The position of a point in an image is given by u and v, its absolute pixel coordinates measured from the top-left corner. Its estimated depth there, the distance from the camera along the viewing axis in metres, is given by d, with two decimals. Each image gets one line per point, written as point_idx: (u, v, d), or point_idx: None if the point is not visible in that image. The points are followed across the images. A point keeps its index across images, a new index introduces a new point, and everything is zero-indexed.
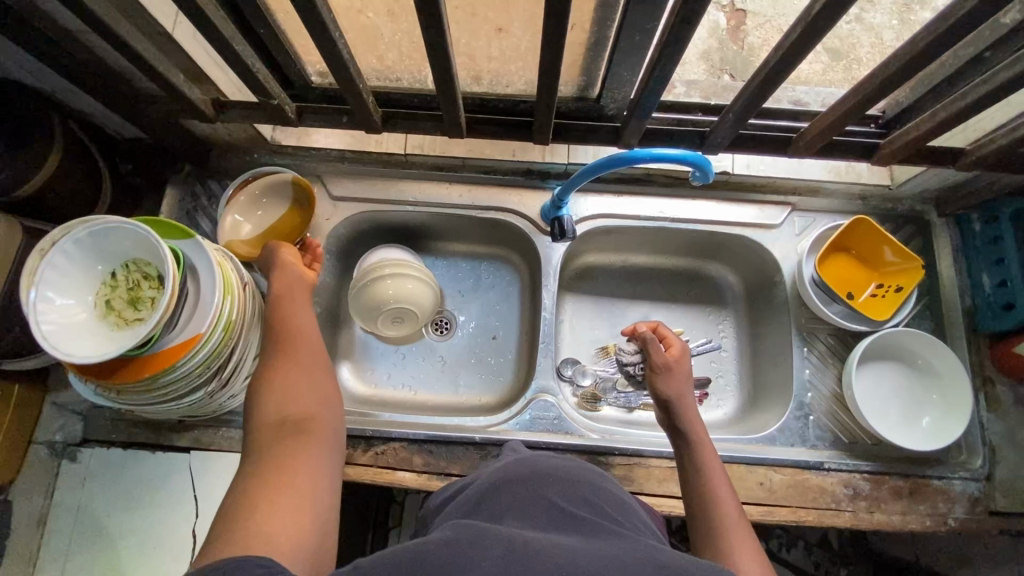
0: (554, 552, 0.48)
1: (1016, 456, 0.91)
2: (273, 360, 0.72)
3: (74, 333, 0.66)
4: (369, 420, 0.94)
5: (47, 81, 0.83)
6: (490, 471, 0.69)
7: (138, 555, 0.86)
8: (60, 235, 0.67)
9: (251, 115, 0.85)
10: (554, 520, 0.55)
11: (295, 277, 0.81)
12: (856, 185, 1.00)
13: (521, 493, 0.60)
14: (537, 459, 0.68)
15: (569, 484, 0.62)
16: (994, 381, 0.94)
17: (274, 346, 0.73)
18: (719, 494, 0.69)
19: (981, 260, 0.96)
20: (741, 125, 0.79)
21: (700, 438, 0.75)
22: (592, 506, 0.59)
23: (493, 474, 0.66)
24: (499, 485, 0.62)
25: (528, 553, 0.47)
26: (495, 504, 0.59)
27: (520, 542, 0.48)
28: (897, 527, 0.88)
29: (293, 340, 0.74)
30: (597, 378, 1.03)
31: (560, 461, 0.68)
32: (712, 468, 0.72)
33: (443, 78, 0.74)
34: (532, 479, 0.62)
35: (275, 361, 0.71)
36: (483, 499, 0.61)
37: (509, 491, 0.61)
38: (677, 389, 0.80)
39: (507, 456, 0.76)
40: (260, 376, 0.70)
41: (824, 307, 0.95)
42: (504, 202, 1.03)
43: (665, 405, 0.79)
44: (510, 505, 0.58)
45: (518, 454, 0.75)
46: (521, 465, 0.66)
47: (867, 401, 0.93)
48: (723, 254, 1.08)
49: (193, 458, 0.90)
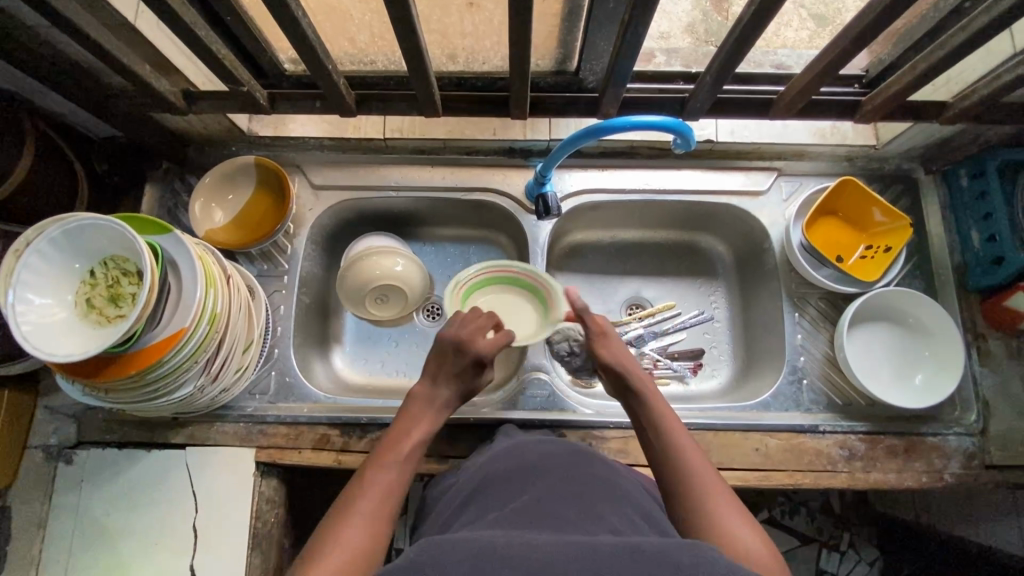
0: (527, 546, 0.49)
1: (1010, 409, 0.91)
2: (340, 512, 0.64)
3: (55, 332, 0.66)
4: (364, 407, 0.93)
5: (14, 81, 0.82)
6: (474, 469, 0.74)
7: (140, 551, 0.87)
8: (35, 234, 0.66)
9: (221, 106, 0.83)
10: (533, 518, 0.58)
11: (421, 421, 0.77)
12: (842, 147, 0.99)
13: (501, 493, 0.64)
14: (526, 448, 0.73)
15: (557, 476, 0.65)
16: (986, 336, 0.94)
17: (353, 492, 0.66)
18: (688, 456, 0.68)
19: (970, 217, 0.95)
20: (719, 88, 0.77)
21: (657, 403, 0.76)
22: (577, 498, 0.61)
23: (484, 467, 0.72)
24: (483, 484, 0.68)
25: (503, 551, 0.48)
26: (478, 501, 0.65)
27: (498, 543, 0.50)
28: (894, 485, 0.88)
29: (372, 493, 0.66)
30: (574, 368, 1.01)
31: (548, 449, 0.72)
32: (679, 432, 0.72)
33: (413, 56, 0.73)
34: (515, 475, 0.67)
35: (346, 512, 0.63)
36: (470, 499, 0.66)
37: (492, 492, 0.65)
38: (614, 351, 0.83)
39: (500, 442, 0.80)
40: (325, 525, 0.62)
41: (814, 270, 0.95)
42: (487, 181, 1.02)
43: (609, 370, 0.81)
44: (494, 500, 0.63)
45: (509, 440, 0.79)
46: (508, 458, 0.72)
47: (858, 362, 0.94)
48: (713, 224, 1.07)
49: (189, 455, 0.90)
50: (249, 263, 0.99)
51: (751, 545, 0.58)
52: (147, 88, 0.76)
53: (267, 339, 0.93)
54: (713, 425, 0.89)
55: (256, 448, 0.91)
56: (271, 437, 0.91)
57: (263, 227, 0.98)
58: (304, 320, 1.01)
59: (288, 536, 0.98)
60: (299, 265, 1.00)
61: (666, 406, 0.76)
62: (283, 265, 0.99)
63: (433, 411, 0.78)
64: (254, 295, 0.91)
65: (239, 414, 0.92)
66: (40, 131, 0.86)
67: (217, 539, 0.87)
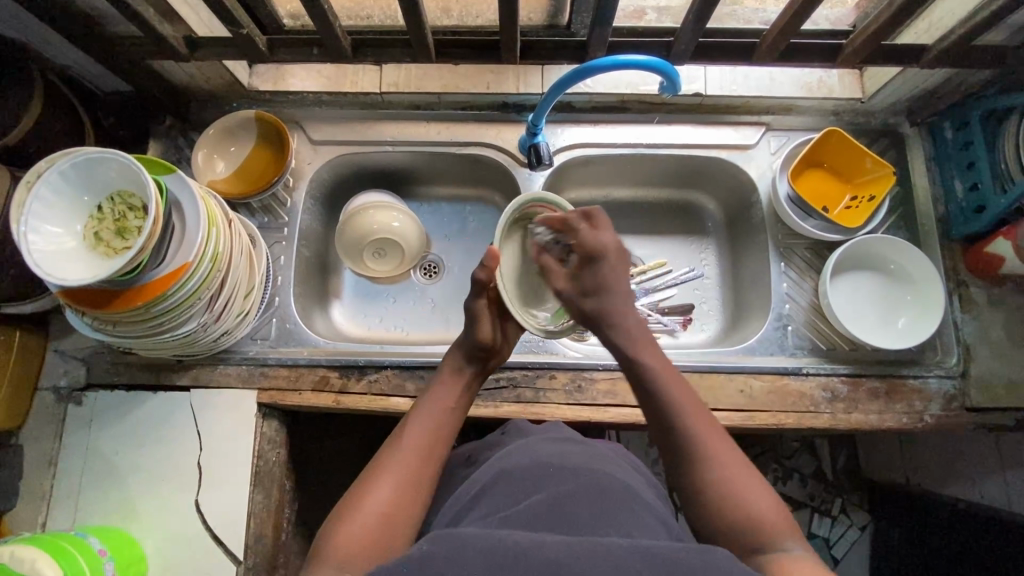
0: (540, 548, 0.48)
1: (991, 353, 0.93)
2: (389, 451, 0.68)
3: (62, 260, 0.69)
4: (363, 351, 0.97)
5: (23, 30, 0.85)
6: (489, 462, 0.71)
7: (148, 487, 0.91)
8: (45, 166, 0.69)
9: (223, 52, 0.86)
10: (548, 518, 0.56)
11: (459, 375, 0.78)
12: (829, 100, 1.01)
13: (514, 488, 0.62)
14: (534, 447, 0.70)
15: (569, 471, 0.63)
16: (968, 284, 0.96)
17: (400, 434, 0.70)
18: (702, 430, 0.65)
19: (953, 166, 0.96)
20: (702, 28, 0.79)
21: (661, 365, 0.70)
22: (591, 492, 0.60)
23: (498, 462, 0.69)
24: (495, 478, 0.65)
25: (517, 552, 0.47)
26: (487, 499, 0.62)
27: (512, 546, 0.48)
28: (875, 426, 0.91)
29: (420, 438, 0.69)
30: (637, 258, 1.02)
31: (561, 449, 0.70)
32: (689, 400, 0.68)
33: (407, 2, 0.76)
34: (528, 472, 0.64)
35: (394, 449, 0.68)
36: (479, 496, 0.63)
37: (506, 485, 0.63)
38: (592, 286, 0.71)
39: (515, 439, 0.78)
40: (375, 461, 0.67)
41: (801, 221, 0.97)
42: (481, 137, 1.04)
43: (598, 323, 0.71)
44: (508, 498, 0.60)
45: (521, 438, 0.77)
46: (520, 454, 0.69)
47: (841, 307, 0.96)
48: (703, 181, 1.10)
49: (194, 396, 0.93)
50: (249, 216, 1.02)
51: (772, 513, 0.60)
52: (150, 31, 0.79)
53: (268, 287, 0.96)
54: (700, 368, 0.92)
55: (258, 390, 0.94)
56: (271, 379, 0.95)
57: (262, 179, 1.00)
58: (304, 273, 1.04)
59: (291, 481, 1.02)
60: (298, 218, 1.03)
61: (668, 367, 0.70)
62: (283, 218, 1.02)
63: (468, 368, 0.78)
64: (255, 244, 0.94)
65: (241, 357, 0.95)
66: (49, 81, 0.89)
67: (222, 476, 0.91)
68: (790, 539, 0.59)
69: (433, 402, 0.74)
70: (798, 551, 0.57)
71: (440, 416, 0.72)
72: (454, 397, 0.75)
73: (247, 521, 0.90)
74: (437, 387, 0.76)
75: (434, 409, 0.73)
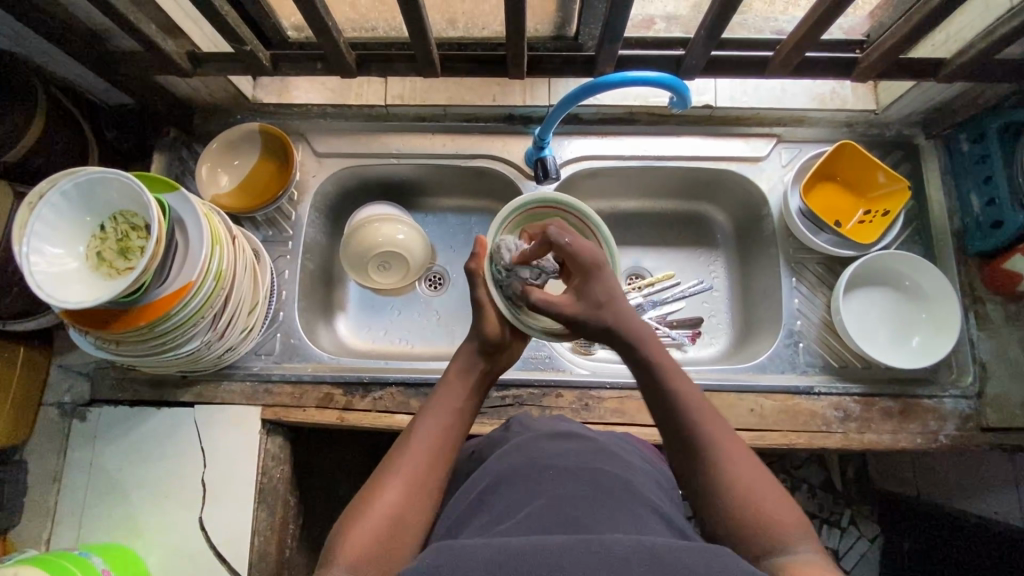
0: (539, 553, 0.47)
1: (1008, 372, 0.91)
2: (399, 450, 0.67)
3: (65, 279, 0.68)
4: (367, 367, 0.96)
5: (27, 47, 0.84)
6: (487, 462, 0.70)
7: (152, 503, 0.90)
8: (47, 187, 0.69)
9: (227, 67, 0.85)
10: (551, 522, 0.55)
11: (467, 373, 0.76)
12: (842, 112, 0.99)
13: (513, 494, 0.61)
14: (538, 445, 0.69)
15: None
16: (984, 300, 0.94)
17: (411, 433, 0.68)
18: (714, 430, 0.64)
19: (970, 180, 0.94)
20: (714, 42, 0.78)
21: (672, 370, 0.69)
22: (598, 498, 0.58)
23: (496, 466, 0.68)
24: (497, 483, 0.63)
25: (515, 561, 0.46)
26: (489, 509, 0.61)
27: (510, 553, 0.47)
28: (888, 446, 0.89)
29: (430, 438, 0.68)
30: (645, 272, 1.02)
31: (567, 448, 0.68)
32: (698, 402, 0.67)
33: (413, 17, 0.74)
34: (532, 474, 0.62)
35: (404, 446, 0.67)
36: (479, 505, 0.62)
37: (506, 490, 0.62)
38: (603, 295, 0.73)
39: (518, 434, 0.76)
40: (386, 459, 0.66)
41: (813, 236, 0.95)
42: (488, 150, 1.03)
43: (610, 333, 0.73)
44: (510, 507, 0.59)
45: (522, 433, 0.75)
46: (519, 454, 0.68)
47: (853, 324, 0.95)
48: (713, 193, 1.08)
49: (197, 412, 0.93)
50: (253, 229, 1.01)
51: (779, 514, 0.58)
52: (154, 47, 0.78)
53: (272, 301, 0.95)
54: (710, 386, 0.91)
55: (263, 407, 0.93)
56: (276, 396, 0.94)
57: (265, 193, 0.99)
58: (308, 287, 1.03)
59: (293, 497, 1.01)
60: (302, 232, 1.02)
61: (679, 373, 0.70)
62: (287, 232, 1.01)
63: (475, 366, 0.77)
64: (258, 257, 0.93)
65: (245, 372, 0.95)
66: (51, 96, 0.88)
67: (225, 492, 0.90)
68: (803, 540, 0.56)
69: (442, 402, 0.72)
70: (809, 553, 0.55)
71: (449, 414, 0.71)
72: (463, 396, 0.74)
73: (251, 538, 0.89)
74: (444, 388, 0.73)
75: (442, 410, 0.71)
